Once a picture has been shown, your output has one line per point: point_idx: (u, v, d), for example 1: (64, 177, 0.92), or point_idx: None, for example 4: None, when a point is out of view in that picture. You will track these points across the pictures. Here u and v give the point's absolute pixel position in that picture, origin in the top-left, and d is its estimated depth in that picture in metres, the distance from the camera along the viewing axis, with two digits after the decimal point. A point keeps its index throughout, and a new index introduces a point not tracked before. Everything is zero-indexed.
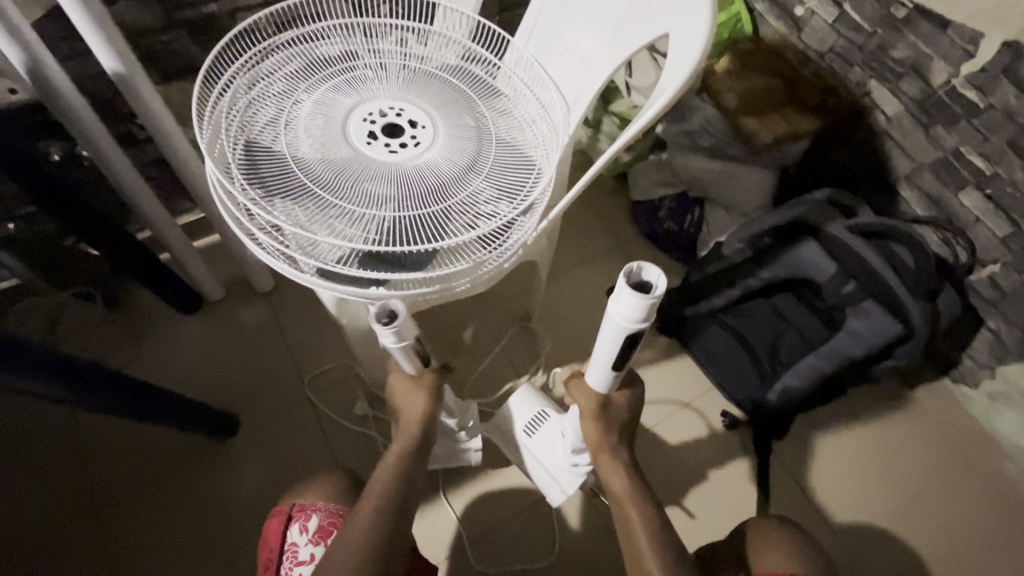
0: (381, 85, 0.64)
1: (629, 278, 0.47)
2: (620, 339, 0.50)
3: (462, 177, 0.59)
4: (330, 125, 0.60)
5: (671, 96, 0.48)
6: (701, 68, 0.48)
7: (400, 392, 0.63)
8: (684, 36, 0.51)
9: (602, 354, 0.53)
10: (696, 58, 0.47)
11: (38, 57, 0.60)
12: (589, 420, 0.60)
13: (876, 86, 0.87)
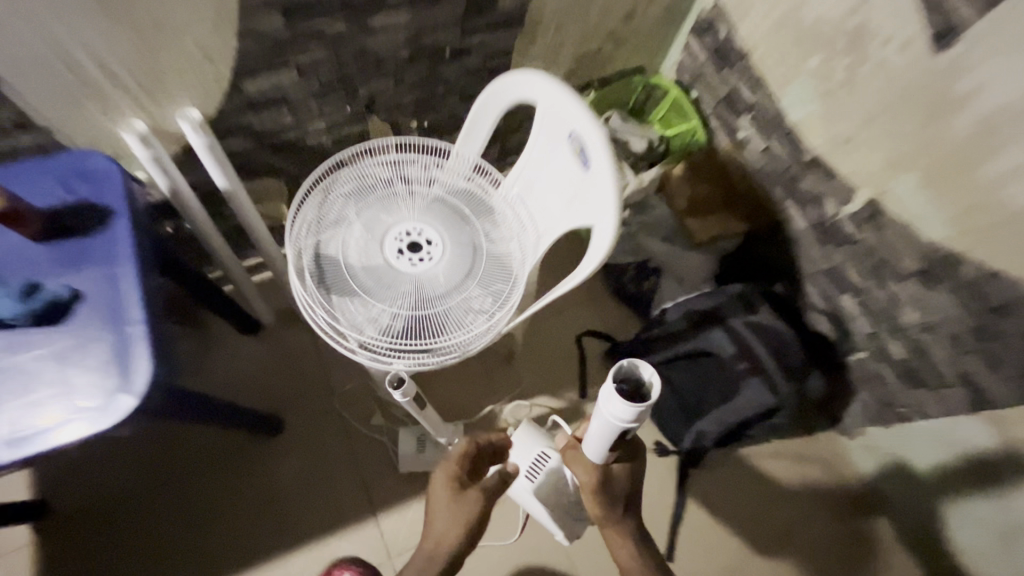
0: (409, 209, 0.90)
1: (628, 372, 0.64)
2: (615, 429, 0.65)
3: (460, 284, 0.86)
4: (372, 242, 0.87)
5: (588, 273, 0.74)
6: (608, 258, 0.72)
7: (444, 513, 0.78)
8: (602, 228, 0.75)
9: (600, 430, 0.68)
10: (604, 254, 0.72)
11: (178, 185, 0.86)
12: (592, 492, 0.76)
13: (791, 204, 1.10)
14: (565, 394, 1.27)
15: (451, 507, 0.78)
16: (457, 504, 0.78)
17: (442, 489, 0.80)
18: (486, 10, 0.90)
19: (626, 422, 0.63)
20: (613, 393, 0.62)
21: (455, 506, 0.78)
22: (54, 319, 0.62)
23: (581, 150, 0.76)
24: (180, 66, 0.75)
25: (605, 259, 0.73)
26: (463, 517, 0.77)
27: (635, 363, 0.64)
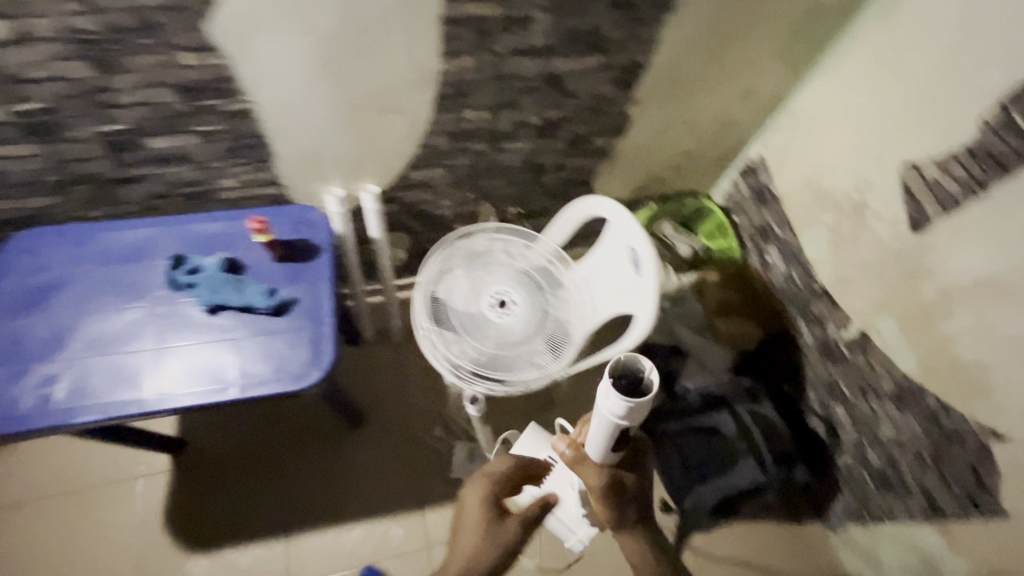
0: (501, 275, 1.23)
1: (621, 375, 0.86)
2: (610, 423, 0.84)
3: (528, 338, 1.17)
4: (472, 294, 1.19)
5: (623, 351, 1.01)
6: (640, 344, 1.00)
7: (467, 528, 0.93)
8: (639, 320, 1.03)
9: (599, 428, 0.86)
10: (637, 341, 1.00)
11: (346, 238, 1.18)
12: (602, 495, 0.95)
13: (802, 322, 1.35)
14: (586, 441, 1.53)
15: (487, 515, 0.94)
16: (492, 515, 0.94)
17: (480, 502, 0.95)
18: (583, 144, 1.24)
19: (622, 418, 0.82)
20: (610, 391, 0.81)
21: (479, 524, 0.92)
22: (279, 313, 0.95)
23: (635, 260, 1.06)
24: (372, 161, 1.12)
25: (638, 344, 1.00)
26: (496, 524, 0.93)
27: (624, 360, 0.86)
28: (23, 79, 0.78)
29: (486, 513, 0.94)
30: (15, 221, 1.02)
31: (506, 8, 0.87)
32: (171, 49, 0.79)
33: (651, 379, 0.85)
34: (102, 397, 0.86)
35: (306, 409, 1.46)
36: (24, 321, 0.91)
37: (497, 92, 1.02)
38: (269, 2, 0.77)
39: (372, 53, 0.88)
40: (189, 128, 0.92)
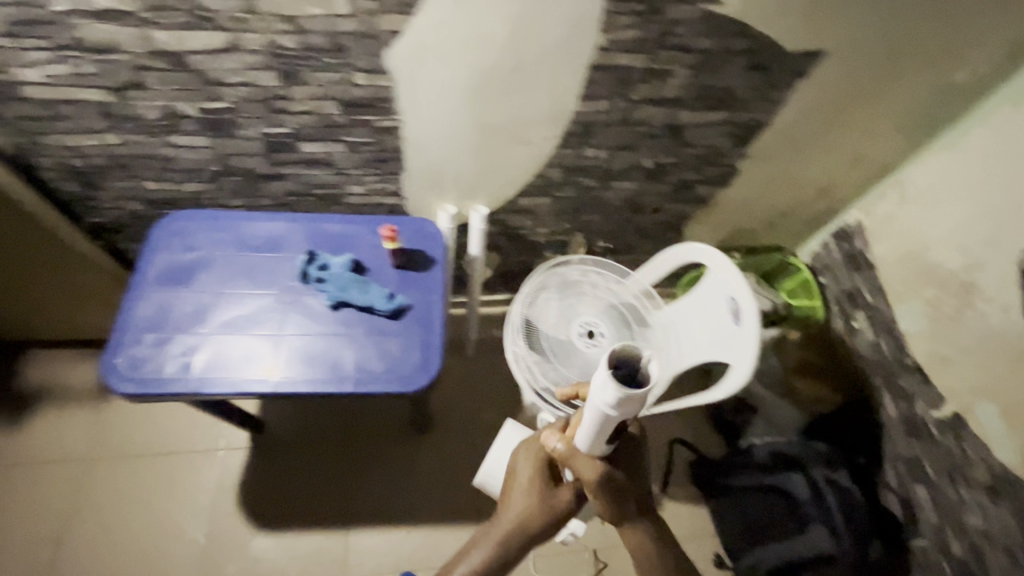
0: (592, 308, 1.26)
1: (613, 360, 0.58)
2: (603, 420, 0.58)
3: None
4: (563, 322, 1.23)
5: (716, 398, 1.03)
6: (735, 394, 1.01)
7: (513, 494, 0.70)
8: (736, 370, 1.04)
9: (585, 421, 0.61)
10: (733, 391, 1.01)
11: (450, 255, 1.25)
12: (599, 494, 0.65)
13: (886, 394, 1.32)
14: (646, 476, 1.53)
15: (535, 499, 0.69)
16: (542, 499, 0.69)
17: (527, 483, 0.70)
18: (687, 191, 1.28)
19: (619, 410, 0.56)
20: (606, 378, 0.55)
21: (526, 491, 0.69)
22: (395, 317, 1.01)
23: (735, 310, 1.07)
24: (487, 185, 1.18)
25: (733, 394, 1.01)
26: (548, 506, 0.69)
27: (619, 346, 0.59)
28: (219, 82, 0.87)
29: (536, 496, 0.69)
30: (167, 202, 1.11)
31: (652, 61, 0.92)
32: (349, 69, 0.87)
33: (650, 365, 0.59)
34: (234, 373, 0.93)
35: (380, 409, 1.52)
36: (171, 294, 0.99)
37: (621, 134, 1.07)
38: (441, 38, 0.84)
39: (517, 90, 0.94)
40: (340, 138, 1.01)
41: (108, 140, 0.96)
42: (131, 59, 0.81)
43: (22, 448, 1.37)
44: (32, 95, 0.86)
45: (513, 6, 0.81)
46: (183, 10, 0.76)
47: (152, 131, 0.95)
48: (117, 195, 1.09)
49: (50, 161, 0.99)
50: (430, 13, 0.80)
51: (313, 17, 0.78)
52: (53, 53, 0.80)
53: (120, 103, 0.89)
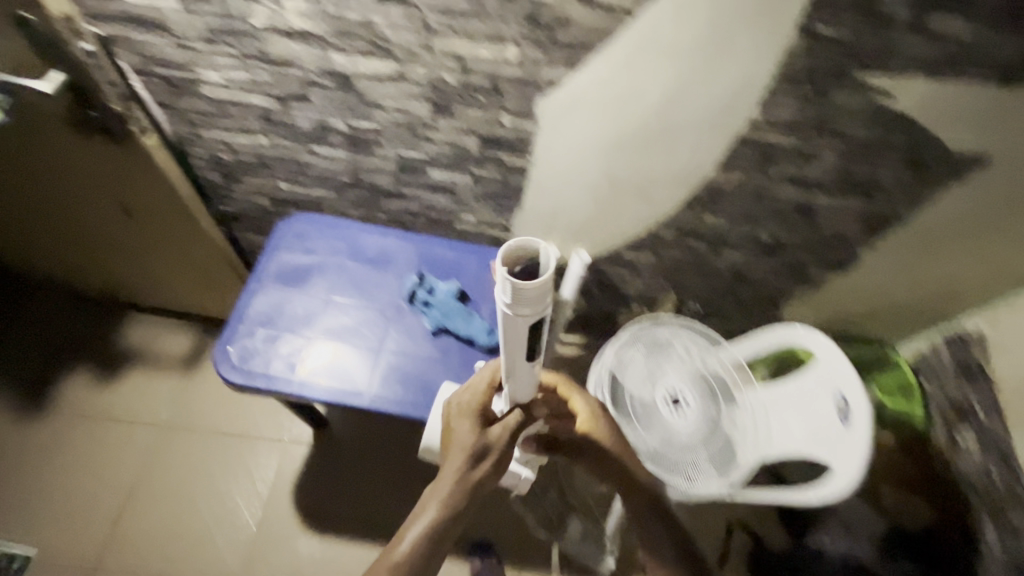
0: (679, 373, 1.22)
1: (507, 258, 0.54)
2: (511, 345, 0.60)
3: (697, 446, 1.14)
4: (650, 383, 1.20)
5: (815, 502, 0.97)
6: (836, 502, 0.95)
7: (452, 450, 0.73)
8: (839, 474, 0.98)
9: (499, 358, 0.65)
10: (834, 497, 0.95)
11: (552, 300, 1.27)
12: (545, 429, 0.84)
13: (990, 526, 1.17)
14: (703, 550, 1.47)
15: (445, 501, 0.70)
16: (454, 502, 0.70)
17: (442, 484, 0.71)
18: (799, 270, 1.22)
19: (517, 309, 0.53)
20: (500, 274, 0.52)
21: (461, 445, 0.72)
22: (493, 352, 1.00)
23: (844, 409, 1.00)
24: (597, 233, 1.17)
25: (834, 500, 0.95)
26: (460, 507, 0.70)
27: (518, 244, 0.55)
28: (375, 104, 0.91)
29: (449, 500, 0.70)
30: (292, 202, 1.17)
31: (802, 142, 0.89)
32: (499, 109, 0.89)
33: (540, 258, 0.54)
34: (333, 381, 0.96)
35: None
36: (284, 293, 1.03)
37: (747, 205, 1.04)
38: (595, 95, 0.85)
39: (657, 150, 0.94)
40: (469, 169, 1.03)
41: (258, 141, 1.02)
42: (304, 74, 0.86)
43: (110, 405, 1.45)
44: (208, 93, 0.92)
45: (676, 76, 0.80)
46: (364, 38, 0.79)
47: (300, 139, 1.00)
48: (250, 189, 1.15)
49: (201, 152, 1.06)
50: (592, 71, 0.80)
51: (481, 59, 0.81)
52: (238, 61, 0.85)
53: (280, 110, 0.94)
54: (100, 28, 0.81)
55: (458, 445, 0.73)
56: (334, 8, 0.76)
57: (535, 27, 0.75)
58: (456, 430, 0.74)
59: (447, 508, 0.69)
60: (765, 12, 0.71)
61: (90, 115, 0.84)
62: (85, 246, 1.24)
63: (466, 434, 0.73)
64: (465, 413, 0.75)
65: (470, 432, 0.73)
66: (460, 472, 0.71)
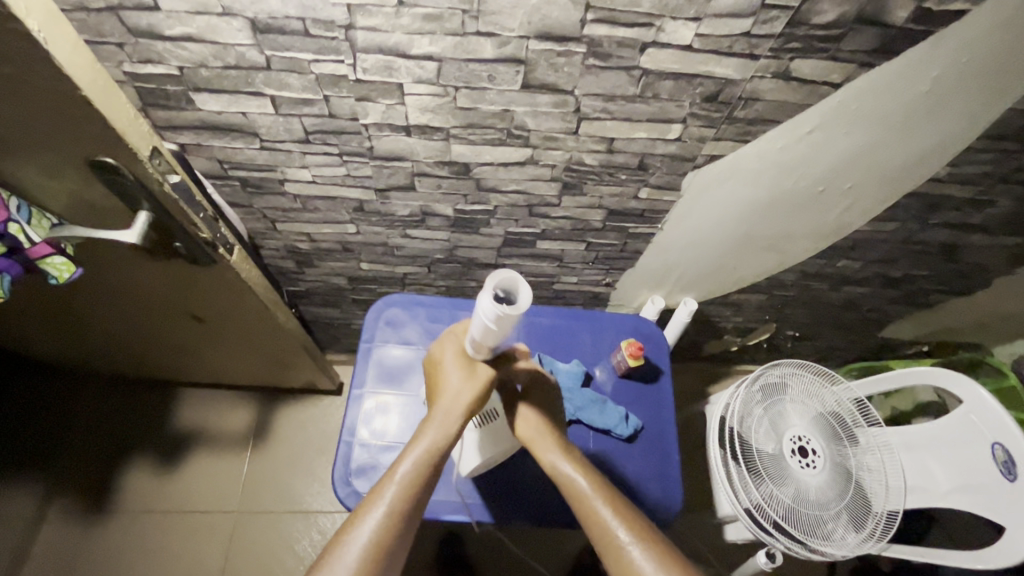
0: (804, 419, 1.13)
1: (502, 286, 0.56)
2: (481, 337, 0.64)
3: (832, 500, 1.08)
4: (774, 435, 1.11)
5: (974, 565, 0.93)
6: (996, 567, 0.91)
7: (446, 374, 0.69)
8: (1002, 542, 0.91)
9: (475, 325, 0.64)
10: (997, 564, 0.91)
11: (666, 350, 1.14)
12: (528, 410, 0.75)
13: None
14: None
15: (441, 427, 0.65)
16: (450, 427, 0.65)
17: (436, 414, 0.66)
18: (918, 297, 1.14)
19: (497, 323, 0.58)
20: (486, 295, 0.55)
21: (462, 375, 0.68)
22: (632, 440, 0.92)
23: (1007, 461, 0.93)
24: (710, 283, 1.07)
25: (998, 564, 0.91)
26: (453, 433, 0.65)
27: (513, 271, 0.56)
28: (495, 188, 0.78)
29: (447, 427, 0.65)
30: (373, 279, 1.05)
31: (979, 193, 0.79)
32: (639, 185, 0.77)
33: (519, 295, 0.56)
34: (466, 497, 0.85)
35: None
36: (391, 397, 0.92)
37: (889, 250, 0.95)
38: (759, 165, 0.73)
39: (813, 210, 0.83)
40: (585, 238, 0.91)
41: (344, 230, 0.89)
42: (415, 166, 0.73)
43: (175, 498, 1.35)
44: (293, 191, 0.78)
45: (865, 142, 0.69)
46: (498, 129, 0.66)
47: (395, 225, 0.87)
48: (326, 272, 1.02)
49: (275, 243, 0.92)
50: (768, 143, 0.69)
51: (634, 140, 0.68)
52: (335, 158, 0.71)
53: (377, 201, 0.81)
54: (173, 140, 0.68)
55: (446, 383, 0.68)
56: (468, 102, 0.62)
57: (712, 105, 0.63)
58: (446, 363, 0.69)
59: (447, 437, 0.64)
60: (999, 75, 0.60)
61: (174, 247, 0.68)
62: (139, 346, 1.12)
63: (454, 378, 0.68)
64: (457, 354, 0.70)
65: (461, 371, 0.68)
66: (456, 399, 0.66)
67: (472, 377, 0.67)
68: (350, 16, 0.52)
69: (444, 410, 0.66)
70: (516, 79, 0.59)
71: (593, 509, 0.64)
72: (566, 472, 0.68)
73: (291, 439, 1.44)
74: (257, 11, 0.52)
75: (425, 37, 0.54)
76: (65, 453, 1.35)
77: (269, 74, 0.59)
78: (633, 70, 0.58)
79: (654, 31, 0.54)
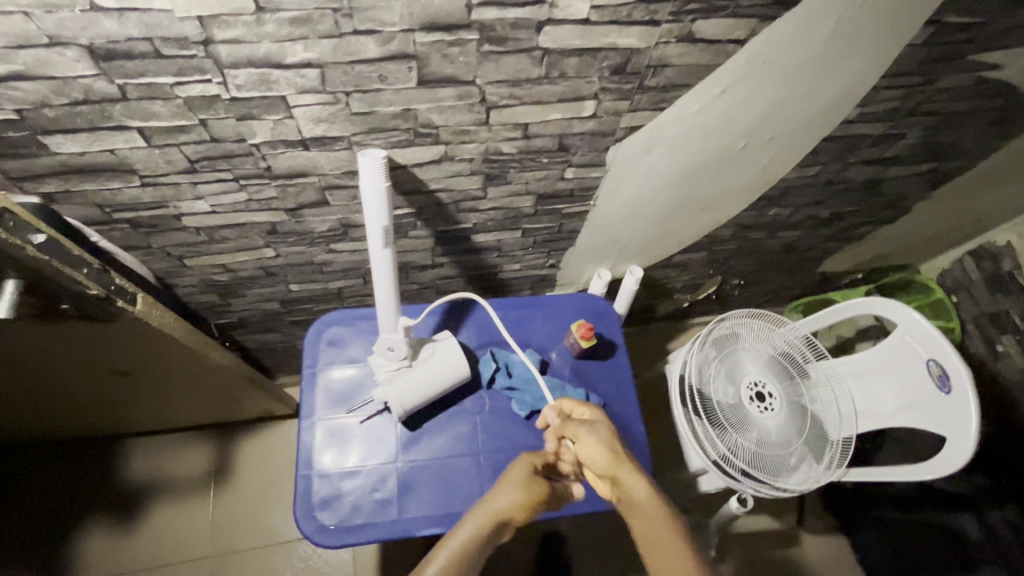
0: (758, 366, 1.16)
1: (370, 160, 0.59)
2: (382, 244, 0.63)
3: (793, 437, 1.12)
4: (732, 384, 1.13)
5: (922, 478, 0.99)
6: (941, 476, 0.96)
7: (506, 482, 0.71)
8: (945, 452, 0.96)
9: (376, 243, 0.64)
10: (943, 473, 0.96)
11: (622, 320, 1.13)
12: (605, 440, 0.74)
13: None
14: (758, 523, 1.43)
15: (479, 520, 0.67)
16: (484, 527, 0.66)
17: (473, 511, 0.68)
18: (848, 231, 1.19)
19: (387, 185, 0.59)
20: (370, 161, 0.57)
21: (518, 480, 0.71)
22: None
23: (942, 376, 1.00)
24: (652, 249, 1.07)
25: (944, 473, 0.96)
26: (484, 530, 0.66)
27: (368, 156, 0.59)
28: (416, 190, 0.73)
29: (480, 517, 0.67)
30: (307, 298, 0.99)
31: (889, 128, 0.80)
32: (563, 165, 0.74)
33: (376, 164, 0.59)
34: (439, 505, 0.82)
35: None
36: (345, 419, 0.88)
37: (815, 193, 0.97)
38: (679, 130, 0.71)
39: (740, 166, 0.83)
40: (520, 225, 0.88)
41: (263, 255, 0.82)
42: (323, 180, 0.67)
43: (138, 557, 1.27)
44: (193, 223, 0.71)
45: (780, 94, 0.68)
46: (404, 130, 0.61)
47: (317, 242, 0.81)
48: (254, 299, 0.95)
49: (190, 279, 0.85)
50: (682, 108, 0.67)
51: (549, 122, 0.65)
52: (231, 184, 0.65)
53: (291, 221, 0.75)
54: (39, 190, 0.60)
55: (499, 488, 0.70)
56: (363, 106, 0.57)
57: (622, 77, 0.60)
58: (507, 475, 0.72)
59: (478, 529, 0.66)
60: (899, 12, 0.60)
61: (64, 310, 0.62)
62: (63, 409, 1.03)
63: (509, 492, 0.69)
64: (516, 476, 0.72)
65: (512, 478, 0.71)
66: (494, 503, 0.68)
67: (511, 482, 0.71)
68: (204, 29, 0.46)
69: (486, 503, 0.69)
70: (410, 75, 0.54)
71: (651, 527, 0.65)
72: (647, 510, 0.66)
73: (254, 472, 1.38)
74: (92, 36, 0.45)
75: (298, 43, 0.49)
76: (7, 531, 1.25)
77: (130, 105, 0.52)
78: (534, 51, 0.54)
79: (547, 8, 0.50)
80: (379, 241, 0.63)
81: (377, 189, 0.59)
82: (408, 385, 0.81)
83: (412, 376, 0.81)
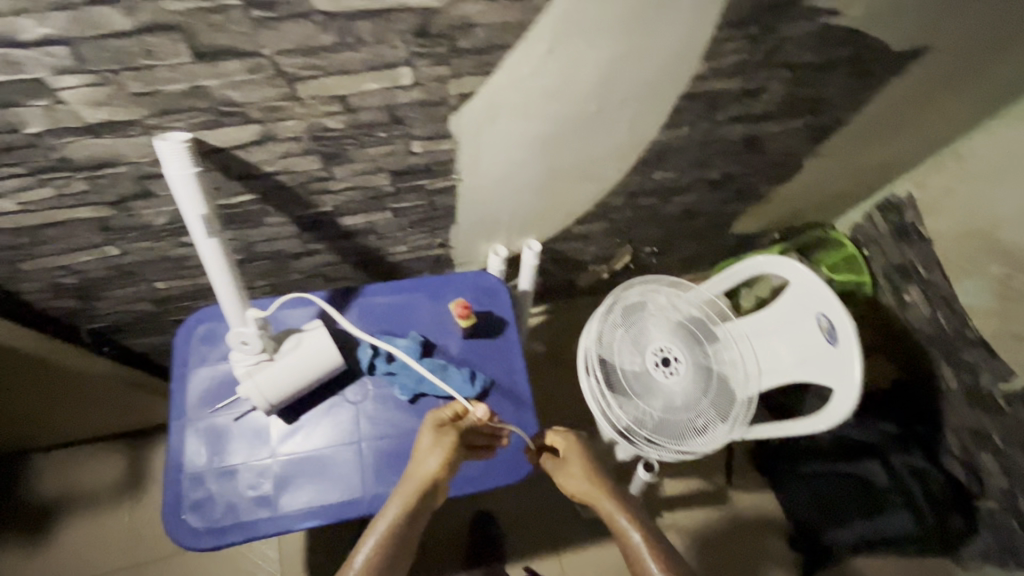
0: (664, 332, 1.16)
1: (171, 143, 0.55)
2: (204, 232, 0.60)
3: (699, 400, 1.12)
4: (637, 351, 1.13)
5: (814, 429, 1.00)
6: (831, 426, 0.98)
7: (422, 450, 0.75)
8: (833, 403, 0.98)
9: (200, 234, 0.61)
10: (831, 422, 0.98)
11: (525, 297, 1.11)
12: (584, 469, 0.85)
13: (944, 364, 1.21)
14: None
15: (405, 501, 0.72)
16: (411, 504, 0.71)
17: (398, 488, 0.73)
18: (746, 192, 1.18)
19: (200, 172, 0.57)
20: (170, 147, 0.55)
21: (433, 446, 0.75)
22: (484, 397, 0.90)
23: (831, 330, 1.02)
24: (546, 222, 1.05)
25: (833, 423, 0.98)
26: (415, 505, 0.72)
27: (171, 139, 0.56)
28: (250, 174, 0.69)
29: (405, 494, 0.72)
30: (184, 296, 0.95)
31: (745, 82, 0.79)
32: (405, 139, 0.71)
33: (179, 146, 0.56)
34: (319, 497, 0.80)
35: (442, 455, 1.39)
36: (219, 418, 0.85)
37: (695, 154, 0.95)
38: (519, 95, 0.68)
39: (600, 131, 0.80)
40: (386, 205, 0.85)
41: (108, 253, 0.78)
42: (136, 170, 0.63)
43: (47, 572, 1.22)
44: (5, 224, 0.67)
45: (613, 51, 0.66)
46: (203, 110, 0.57)
47: (162, 236, 0.77)
48: (120, 300, 0.91)
49: (35, 284, 0.80)
50: (511, 70, 0.64)
51: (367, 93, 0.62)
52: (28, 178, 0.61)
53: (121, 215, 0.70)
54: None
55: (416, 459, 0.75)
56: (141, 85, 0.53)
57: (427, 40, 0.57)
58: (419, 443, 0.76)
59: (410, 508, 0.71)
60: None
61: None
62: None
63: (431, 460, 0.74)
64: (425, 446, 0.76)
65: (424, 448, 0.75)
66: (419, 479, 0.73)
67: (426, 448, 0.75)
68: None
69: (409, 476, 0.73)
70: (180, 49, 0.50)
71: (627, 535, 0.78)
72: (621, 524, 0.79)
73: None
74: None
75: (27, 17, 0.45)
76: None
77: None
78: (312, 15, 0.51)
79: None
80: (198, 229, 0.59)
81: (184, 174, 0.56)
82: (271, 377, 0.77)
83: (274, 367, 0.78)
